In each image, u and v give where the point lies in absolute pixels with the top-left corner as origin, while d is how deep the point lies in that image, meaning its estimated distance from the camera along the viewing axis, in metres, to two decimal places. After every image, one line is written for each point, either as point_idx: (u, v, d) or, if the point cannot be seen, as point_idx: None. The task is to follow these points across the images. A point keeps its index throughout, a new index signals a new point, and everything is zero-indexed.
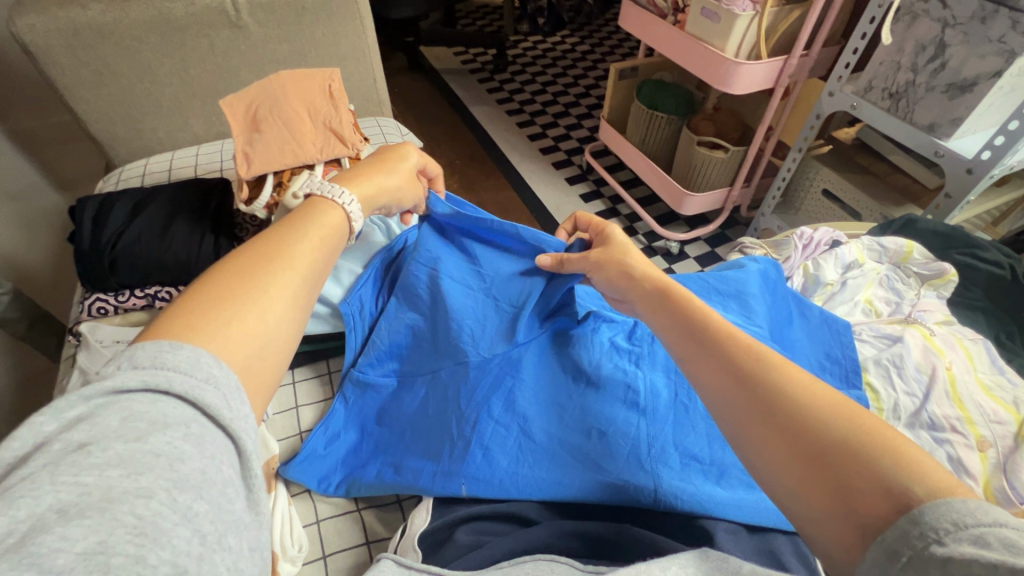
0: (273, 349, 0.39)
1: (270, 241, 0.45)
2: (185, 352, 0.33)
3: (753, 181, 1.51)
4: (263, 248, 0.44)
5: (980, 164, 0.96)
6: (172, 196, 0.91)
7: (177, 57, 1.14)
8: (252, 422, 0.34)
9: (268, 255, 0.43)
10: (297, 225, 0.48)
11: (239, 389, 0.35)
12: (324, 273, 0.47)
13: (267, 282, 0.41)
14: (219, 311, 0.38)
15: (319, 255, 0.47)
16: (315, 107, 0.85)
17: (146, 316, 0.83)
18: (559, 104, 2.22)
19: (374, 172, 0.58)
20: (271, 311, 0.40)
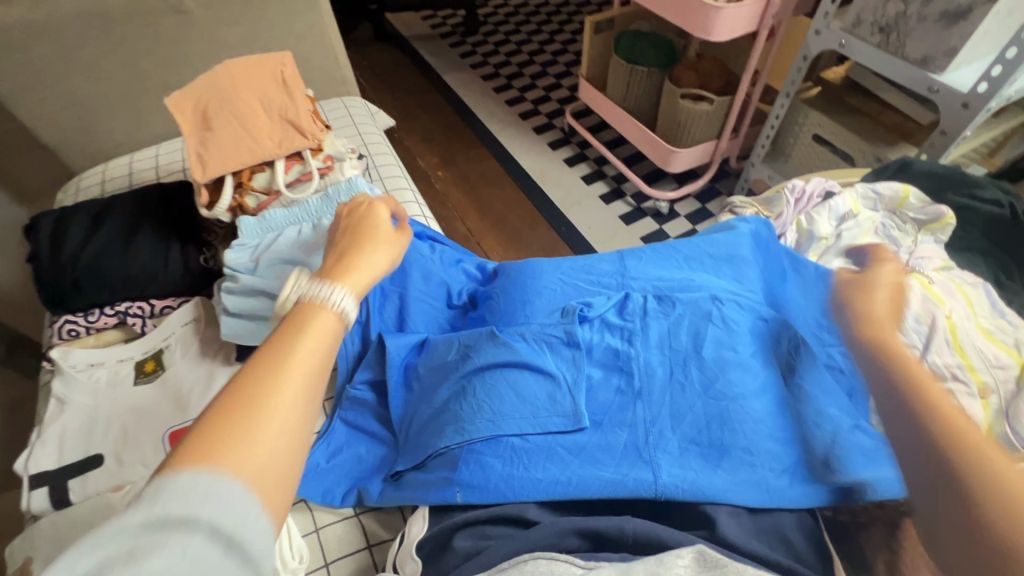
0: (285, 463, 0.39)
1: (278, 353, 0.43)
2: (204, 483, 0.35)
3: (742, 130, 1.45)
4: (264, 362, 0.42)
5: (976, 98, 0.91)
6: (131, 205, 0.86)
7: (120, 51, 1.05)
8: (269, 542, 0.36)
9: (272, 367, 0.41)
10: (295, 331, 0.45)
11: (261, 516, 0.36)
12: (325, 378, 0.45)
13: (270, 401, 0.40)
14: (233, 442, 0.37)
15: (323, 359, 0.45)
16: (268, 96, 0.79)
17: (120, 334, 0.81)
18: (536, 64, 2.12)
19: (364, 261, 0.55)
20: (296, 429, 0.40)
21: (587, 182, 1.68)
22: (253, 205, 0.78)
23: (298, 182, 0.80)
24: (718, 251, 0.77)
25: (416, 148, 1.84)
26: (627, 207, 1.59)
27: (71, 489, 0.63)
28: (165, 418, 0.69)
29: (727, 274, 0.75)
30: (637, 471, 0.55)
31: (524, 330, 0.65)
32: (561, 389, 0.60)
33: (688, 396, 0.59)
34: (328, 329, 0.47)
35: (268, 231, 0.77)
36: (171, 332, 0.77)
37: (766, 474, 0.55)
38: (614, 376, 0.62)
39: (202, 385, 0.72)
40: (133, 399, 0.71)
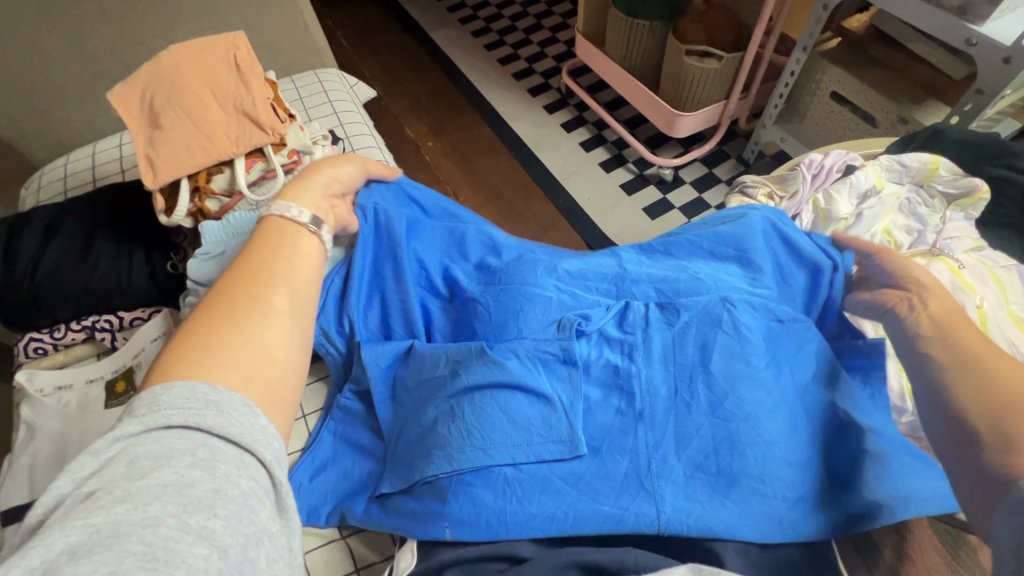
0: (269, 361, 0.43)
1: (252, 268, 0.49)
2: (178, 390, 0.36)
3: (752, 89, 1.33)
4: (240, 277, 0.47)
5: (1020, 51, 0.81)
6: (88, 209, 0.80)
7: (64, 30, 0.96)
8: (266, 433, 0.37)
9: (251, 277, 0.47)
10: (271, 247, 0.52)
11: (249, 409, 0.37)
12: (303, 292, 0.50)
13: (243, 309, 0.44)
14: (218, 349, 0.41)
15: (287, 266, 0.51)
16: (219, 85, 0.71)
17: (91, 349, 0.77)
18: (530, 16, 1.96)
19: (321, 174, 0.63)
20: (276, 334, 0.45)
21: (587, 148, 1.58)
22: (215, 209, 0.72)
23: (261, 181, 0.73)
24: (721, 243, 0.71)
25: (403, 116, 1.73)
26: (629, 175, 1.50)
27: None
28: None
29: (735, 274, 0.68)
30: (640, 508, 0.51)
31: (517, 346, 0.60)
32: (557, 412, 0.56)
33: (694, 417, 0.55)
34: (297, 242, 0.54)
35: (232, 234, 0.69)
36: (141, 348, 0.73)
37: (776, 503, 0.51)
38: (613, 397, 0.57)
39: None
40: (104, 422, 0.67)
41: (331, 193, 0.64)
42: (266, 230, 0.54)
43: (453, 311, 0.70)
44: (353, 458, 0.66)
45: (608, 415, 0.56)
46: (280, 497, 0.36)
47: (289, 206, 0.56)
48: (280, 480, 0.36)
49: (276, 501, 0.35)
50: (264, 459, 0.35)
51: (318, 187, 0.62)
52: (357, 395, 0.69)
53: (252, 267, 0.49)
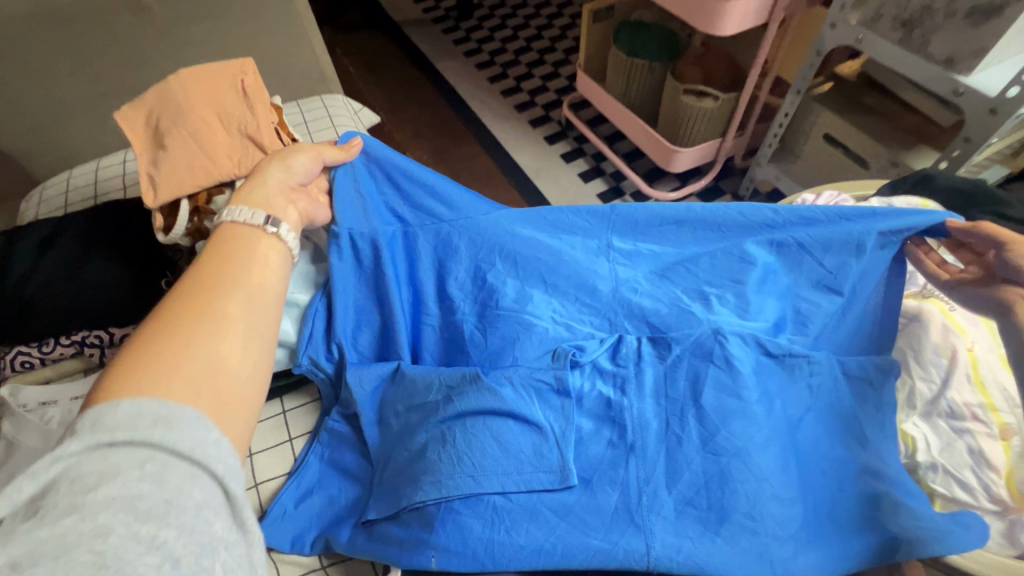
0: (223, 372, 0.40)
1: (205, 276, 0.46)
2: (122, 409, 0.33)
3: (748, 128, 1.37)
4: (191, 288, 0.45)
5: (1005, 103, 0.83)
6: (85, 224, 0.79)
7: (77, 52, 0.98)
8: (221, 442, 0.35)
9: (203, 288, 0.45)
10: (226, 257, 0.49)
11: (202, 422, 0.35)
12: (261, 296, 0.47)
13: (196, 321, 0.42)
14: (169, 361, 0.38)
15: (240, 270, 0.48)
16: (225, 109, 0.72)
17: (78, 364, 0.76)
18: (533, 51, 2.02)
19: (277, 166, 0.60)
20: (231, 341, 0.42)
21: (585, 179, 1.61)
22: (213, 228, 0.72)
23: None
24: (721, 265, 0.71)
25: (406, 143, 1.76)
26: None
27: None
28: None
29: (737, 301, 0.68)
30: (633, 545, 0.50)
31: (511, 373, 0.60)
32: (548, 442, 0.55)
33: (685, 452, 0.54)
34: (244, 250, 0.51)
35: None
36: None
37: (768, 541, 0.50)
38: (605, 428, 0.57)
39: None
40: None
41: (288, 188, 0.61)
42: (222, 237, 0.52)
43: (446, 330, 0.69)
44: (339, 484, 0.65)
45: (598, 442, 0.56)
46: (238, 508, 0.33)
47: (239, 209, 0.54)
48: (235, 492, 0.33)
49: (233, 514, 0.33)
50: (216, 472, 0.33)
51: (271, 183, 0.59)
52: (345, 418, 0.68)
53: (207, 272, 0.47)
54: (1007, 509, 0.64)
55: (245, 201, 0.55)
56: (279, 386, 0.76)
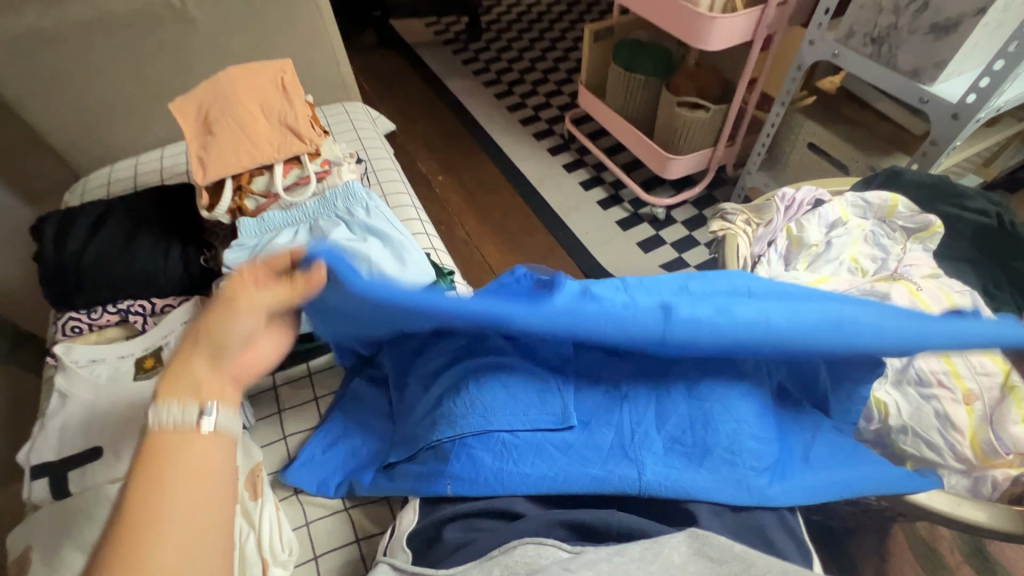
0: (194, 546, 0.39)
1: (150, 463, 0.41)
2: None
3: (738, 138, 1.46)
4: (138, 477, 0.40)
5: (965, 108, 0.92)
6: (134, 206, 0.88)
7: (125, 57, 1.08)
8: None
9: (148, 478, 0.40)
10: (173, 436, 0.42)
11: None
12: (215, 462, 0.43)
13: (151, 515, 0.38)
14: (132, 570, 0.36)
15: (189, 443, 0.43)
16: (268, 102, 0.83)
17: (122, 331, 0.83)
18: (538, 71, 2.15)
19: (204, 354, 0.47)
20: (193, 518, 0.40)
21: (586, 187, 1.70)
22: (252, 208, 0.81)
23: (295, 186, 0.83)
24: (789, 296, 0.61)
25: (417, 153, 1.87)
26: (625, 213, 1.61)
27: (70, 480, 0.65)
28: None
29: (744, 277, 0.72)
30: (626, 476, 0.56)
31: None
32: (550, 389, 0.61)
33: (673, 398, 0.60)
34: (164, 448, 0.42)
35: (266, 232, 0.79)
36: (171, 329, 0.80)
37: (746, 472, 0.56)
38: (602, 381, 0.63)
39: None
40: (133, 393, 0.73)
41: (225, 376, 0.48)
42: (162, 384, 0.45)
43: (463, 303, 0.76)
44: (355, 435, 0.71)
45: (595, 396, 0.62)
46: None
47: (166, 408, 0.43)
48: None
49: None
50: None
51: (200, 378, 0.46)
52: (373, 380, 0.75)
53: (154, 458, 0.41)
54: (972, 467, 0.71)
55: (174, 386, 0.45)
56: (304, 351, 0.81)
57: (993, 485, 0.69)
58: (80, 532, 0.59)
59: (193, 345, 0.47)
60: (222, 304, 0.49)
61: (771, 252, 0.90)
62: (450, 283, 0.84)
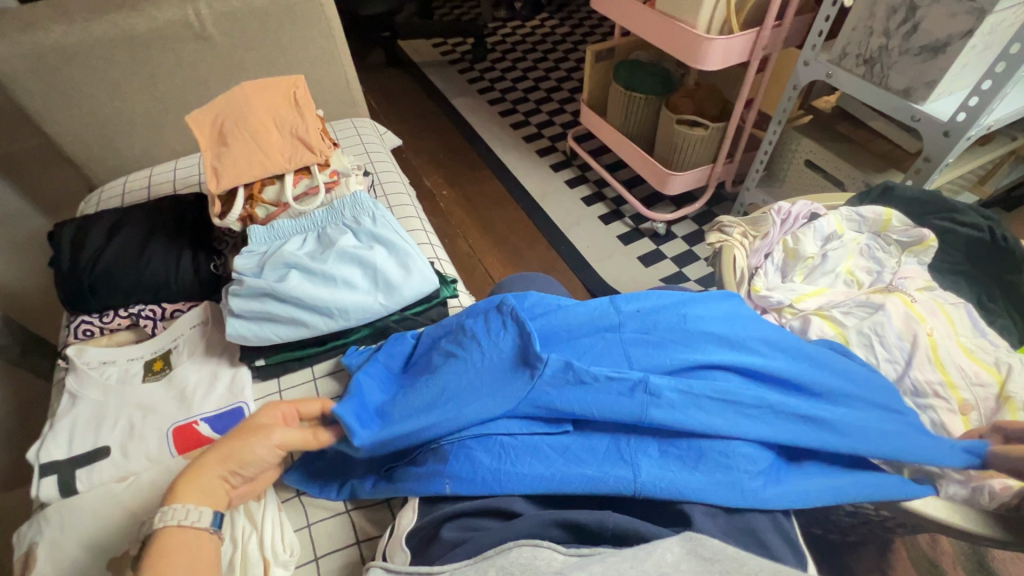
0: None
1: (155, 553, 0.48)
2: None
3: (736, 156, 1.49)
4: (147, 566, 0.47)
5: (956, 126, 0.95)
6: (149, 215, 0.91)
7: (144, 72, 1.12)
8: None
9: (155, 567, 0.47)
10: (176, 536, 0.49)
11: None
12: (207, 554, 0.50)
13: None
14: None
15: (190, 537, 0.50)
16: (280, 116, 0.86)
17: (132, 335, 0.85)
18: (541, 90, 2.20)
19: (219, 464, 0.55)
20: None
21: (587, 203, 1.73)
22: (262, 216, 0.84)
23: (304, 195, 0.86)
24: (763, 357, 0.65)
25: (422, 168, 1.91)
26: (625, 228, 1.64)
27: (78, 478, 0.66)
28: (170, 414, 0.72)
29: (737, 297, 0.74)
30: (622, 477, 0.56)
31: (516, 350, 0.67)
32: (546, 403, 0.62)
33: None
34: (170, 545, 0.49)
35: (275, 240, 0.82)
36: (180, 333, 0.82)
37: (741, 475, 0.56)
38: None
39: (206, 384, 0.76)
40: (142, 395, 0.75)
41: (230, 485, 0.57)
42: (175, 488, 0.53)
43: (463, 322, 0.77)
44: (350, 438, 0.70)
45: None
46: None
47: (179, 508, 0.51)
48: None
49: None
50: None
51: (211, 480, 0.54)
52: None
53: (160, 549, 0.48)
54: (970, 478, 0.68)
55: (189, 489, 0.53)
56: (307, 356, 0.80)
57: None
58: (87, 529, 0.60)
59: (214, 454, 0.56)
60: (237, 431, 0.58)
61: (768, 263, 0.92)
62: (453, 291, 0.86)
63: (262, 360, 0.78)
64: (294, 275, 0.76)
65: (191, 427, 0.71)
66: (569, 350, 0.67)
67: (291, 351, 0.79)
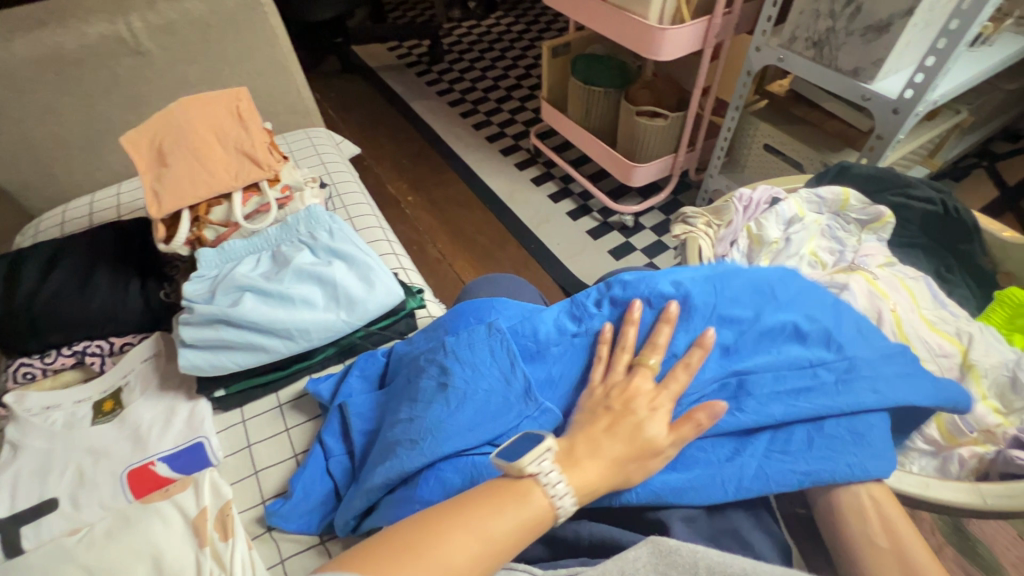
0: None
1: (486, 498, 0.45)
2: None
3: (697, 144, 1.51)
4: (477, 501, 0.45)
5: (904, 103, 0.97)
6: (88, 245, 0.86)
7: (76, 93, 1.06)
8: None
9: (476, 511, 0.44)
10: (506, 503, 0.45)
11: None
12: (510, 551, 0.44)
13: (445, 535, 0.41)
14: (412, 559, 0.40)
15: (520, 529, 0.44)
16: (224, 132, 0.83)
17: (79, 374, 0.80)
18: (501, 88, 2.18)
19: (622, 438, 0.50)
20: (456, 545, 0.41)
21: (554, 200, 1.72)
22: (211, 238, 0.80)
23: (256, 214, 0.83)
24: (753, 338, 0.60)
25: (385, 175, 1.87)
26: (594, 222, 1.63)
27: (23, 537, 0.61)
28: (123, 457, 0.68)
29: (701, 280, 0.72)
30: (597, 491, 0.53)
31: (480, 355, 0.63)
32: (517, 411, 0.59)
33: None
34: (536, 509, 0.45)
35: (226, 262, 0.78)
36: (130, 368, 0.77)
37: (721, 469, 0.54)
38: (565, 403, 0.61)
39: (162, 420, 0.72)
40: (92, 438, 0.70)
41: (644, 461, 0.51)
42: (574, 454, 0.49)
43: (431, 329, 0.74)
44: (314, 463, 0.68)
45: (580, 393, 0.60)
46: None
47: (553, 475, 0.47)
48: None
49: None
50: None
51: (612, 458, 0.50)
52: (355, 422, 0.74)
53: (489, 495, 0.46)
54: (940, 447, 0.69)
55: (575, 469, 0.48)
56: (269, 382, 0.77)
57: (960, 464, 0.68)
58: None
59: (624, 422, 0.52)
60: (648, 456, 0.50)
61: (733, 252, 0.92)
62: (420, 301, 0.83)
63: (221, 391, 0.74)
64: (244, 299, 0.72)
65: (147, 468, 0.67)
66: (542, 356, 0.63)
67: (253, 378, 0.75)
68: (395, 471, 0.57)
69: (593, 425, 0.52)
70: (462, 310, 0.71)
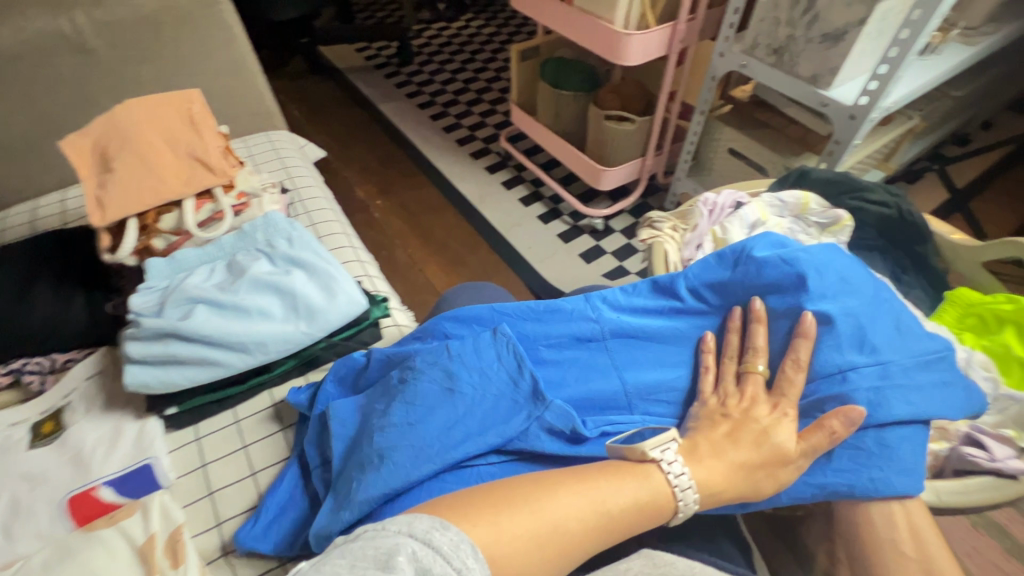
0: (554, 536, 0.42)
1: (602, 472, 0.47)
2: (450, 532, 0.38)
3: (664, 147, 1.52)
4: (593, 472, 0.47)
5: (860, 110, 1.00)
6: (26, 256, 0.81)
7: (16, 92, 1.00)
8: None
9: (594, 476, 0.46)
10: (623, 479, 0.47)
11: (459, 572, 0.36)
12: (625, 527, 0.45)
13: (561, 492, 0.44)
14: (523, 511, 0.42)
15: (635, 509, 0.46)
16: (174, 136, 0.79)
17: (16, 394, 0.74)
18: (471, 91, 2.16)
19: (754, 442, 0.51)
20: (565, 503, 0.44)
21: (525, 203, 1.71)
22: (161, 247, 0.76)
23: (209, 222, 0.79)
24: None
25: (353, 178, 1.83)
26: (564, 226, 1.63)
27: None
28: (64, 482, 0.64)
29: None
30: None
31: (497, 362, 0.62)
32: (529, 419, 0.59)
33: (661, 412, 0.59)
34: (659, 493, 0.47)
35: (178, 273, 0.74)
36: (73, 387, 0.73)
37: None
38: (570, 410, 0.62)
39: (108, 441, 0.68)
40: (29, 462, 0.66)
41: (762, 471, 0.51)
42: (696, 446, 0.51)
43: (424, 334, 0.71)
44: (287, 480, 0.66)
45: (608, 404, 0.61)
46: None
47: (678, 461, 0.48)
48: None
49: None
50: None
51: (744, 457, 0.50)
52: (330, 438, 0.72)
53: (605, 471, 0.48)
54: None
55: (698, 465, 0.49)
56: (224, 397, 0.73)
57: None
58: None
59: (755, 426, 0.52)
60: (780, 467, 0.50)
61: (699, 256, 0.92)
62: (385, 310, 0.81)
63: (174, 408, 0.71)
64: (195, 312, 0.69)
65: (90, 494, 0.63)
66: (553, 363, 0.65)
67: (205, 395, 0.72)
68: (397, 481, 0.55)
69: (714, 431, 0.53)
70: (465, 315, 0.69)
